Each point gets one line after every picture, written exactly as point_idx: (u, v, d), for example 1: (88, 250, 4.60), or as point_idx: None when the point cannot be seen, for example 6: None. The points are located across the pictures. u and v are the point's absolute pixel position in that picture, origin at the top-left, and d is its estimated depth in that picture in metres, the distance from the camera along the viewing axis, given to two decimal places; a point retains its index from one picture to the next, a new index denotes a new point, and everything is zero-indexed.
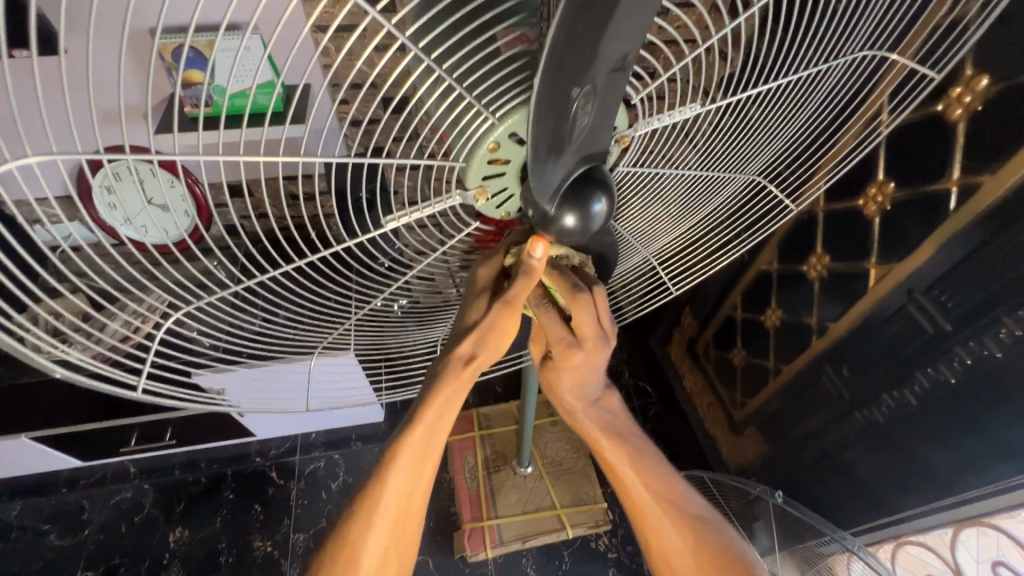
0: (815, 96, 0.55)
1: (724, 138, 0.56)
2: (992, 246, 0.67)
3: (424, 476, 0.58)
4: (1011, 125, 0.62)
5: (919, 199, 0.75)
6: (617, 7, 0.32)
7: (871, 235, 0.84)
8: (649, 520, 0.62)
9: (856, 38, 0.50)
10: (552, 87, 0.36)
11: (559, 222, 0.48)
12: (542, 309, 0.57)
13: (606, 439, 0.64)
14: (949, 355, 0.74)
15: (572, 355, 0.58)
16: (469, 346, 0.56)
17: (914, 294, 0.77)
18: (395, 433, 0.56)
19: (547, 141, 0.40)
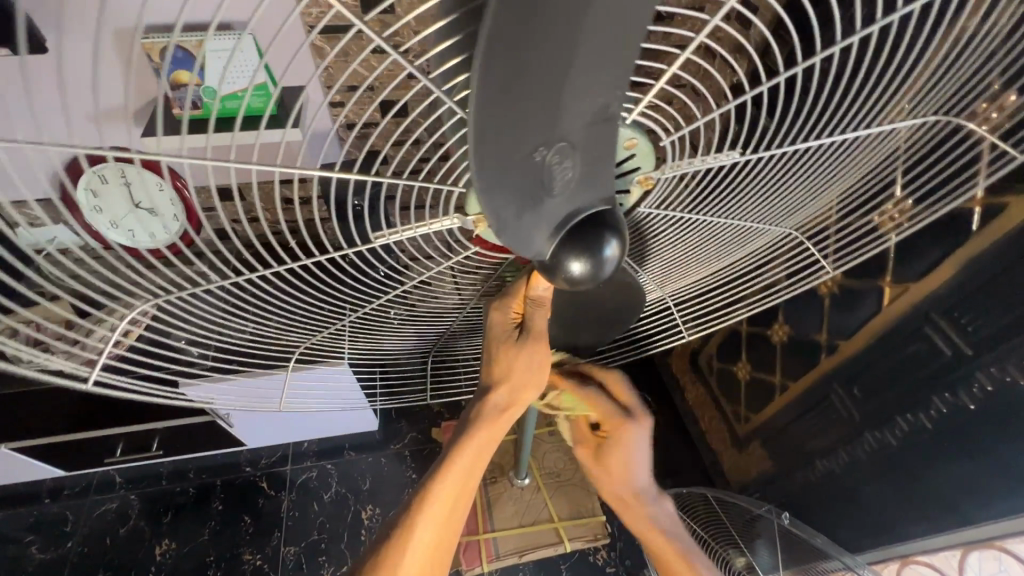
0: (866, 158, 0.53)
1: (762, 189, 0.54)
2: (1019, 268, 0.64)
3: (451, 517, 0.59)
4: None
5: (939, 218, 0.72)
6: (563, 52, 0.29)
7: (886, 253, 0.81)
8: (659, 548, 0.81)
9: (919, 104, 0.47)
10: (496, 158, 0.31)
11: (564, 271, 0.43)
12: (591, 395, 0.70)
13: (628, 493, 0.81)
14: (968, 380, 0.72)
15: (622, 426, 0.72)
16: (498, 393, 0.59)
17: (932, 316, 0.75)
18: (424, 478, 0.58)
19: (520, 207, 0.36)
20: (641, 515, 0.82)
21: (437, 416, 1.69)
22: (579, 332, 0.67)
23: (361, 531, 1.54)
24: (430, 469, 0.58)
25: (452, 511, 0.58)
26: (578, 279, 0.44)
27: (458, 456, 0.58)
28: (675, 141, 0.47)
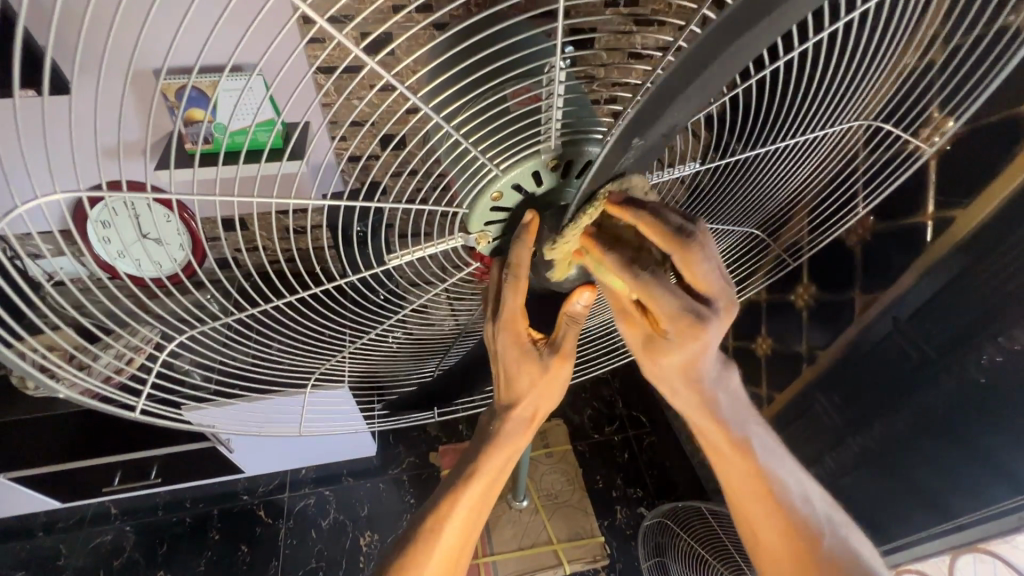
0: (811, 160, 0.59)
1: (724, 192, 0.61)
2: (971, 274, 0.70)
3: (489, 490, 0.62)
4: (978, 164, 0.66)
5: (899, 232, 0.79)
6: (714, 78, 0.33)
7: (855, 266, 0.87)
8: (750, 501, 0.63)
9: (850, 109, 0.53)
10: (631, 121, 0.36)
11: (561, 270, 0.53)
12: (647, 284, 0.44)
13: (719, 433, 0.61)
14: (936, 382, 0.77)
15: (699, 334, 0.47)
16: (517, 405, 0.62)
17: (900, 323, 0.81)
18: (451, 484, 0.61)
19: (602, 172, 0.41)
20: (740, 462, 0.62)
21: (434, 440, 1.71)
22: None
23: (360, 558, 1.53)
24: (464, 463, 0.63)
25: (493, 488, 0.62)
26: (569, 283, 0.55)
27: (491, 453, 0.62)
28: None
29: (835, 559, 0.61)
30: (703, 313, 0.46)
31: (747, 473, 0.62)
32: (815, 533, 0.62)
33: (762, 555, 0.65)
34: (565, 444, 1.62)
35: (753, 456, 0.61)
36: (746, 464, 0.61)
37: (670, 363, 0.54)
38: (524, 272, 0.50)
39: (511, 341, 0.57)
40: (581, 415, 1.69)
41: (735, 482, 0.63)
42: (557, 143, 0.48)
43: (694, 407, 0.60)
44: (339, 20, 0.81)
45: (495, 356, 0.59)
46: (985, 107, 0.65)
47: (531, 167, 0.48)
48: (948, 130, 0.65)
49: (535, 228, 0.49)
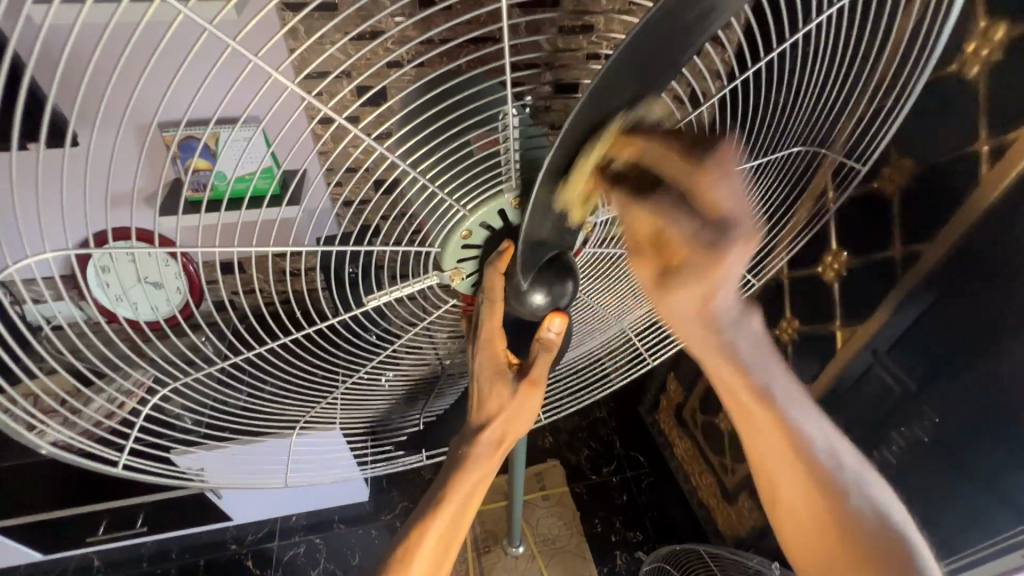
0: (762, 182, 0.66)
1: None
2: (940, 306, 0.72)
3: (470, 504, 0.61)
4: (938, 201, 0.70)
5: (870, 266, 0.81)
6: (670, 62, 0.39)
7: (833, 300, 0.89)
8: (772, 458, 0.56)
9: (787, 135, 0.62)
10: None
11: (531, 301, 0.55)
12: (659, 202, 0.39)
13: (738, 383, 0.52)
14: (919, 414, 0.77)
15: (715, 262, 0.40)
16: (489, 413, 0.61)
17: (879, 355, 0.82)
18: (417, 517, 0.59)
19: (627, 90, 0.40)
20: (778, 428, 0.54)
21: (428, 484, 1.67)
22: None
23: None
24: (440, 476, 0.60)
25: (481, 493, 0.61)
26: (543, 313, 0.58)
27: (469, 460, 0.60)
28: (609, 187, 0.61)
29: (880, 529, 0.54)
30: (727, 233, 0.39)
31: (768, 421, 0.54)
32: (849, 489, 0.55)
33: (780, 512, 0.59)
34: (562, 486, 1.58)
35: (774, 405, 0.53)
36: (768, 415, 0.54)
37: (684, 307, 0.44)
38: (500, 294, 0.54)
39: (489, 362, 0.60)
40: (578, 455, 1.66)
41: (758, 432, 0.55)
42: (518, 183, 0.51)
43: (707, 352, 0.50)
44: (335, 77, 0.87)
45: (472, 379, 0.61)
46: (937, 149, 0.69)
47: (495, 207, 0.52)
48: (909, 168, 0.73)
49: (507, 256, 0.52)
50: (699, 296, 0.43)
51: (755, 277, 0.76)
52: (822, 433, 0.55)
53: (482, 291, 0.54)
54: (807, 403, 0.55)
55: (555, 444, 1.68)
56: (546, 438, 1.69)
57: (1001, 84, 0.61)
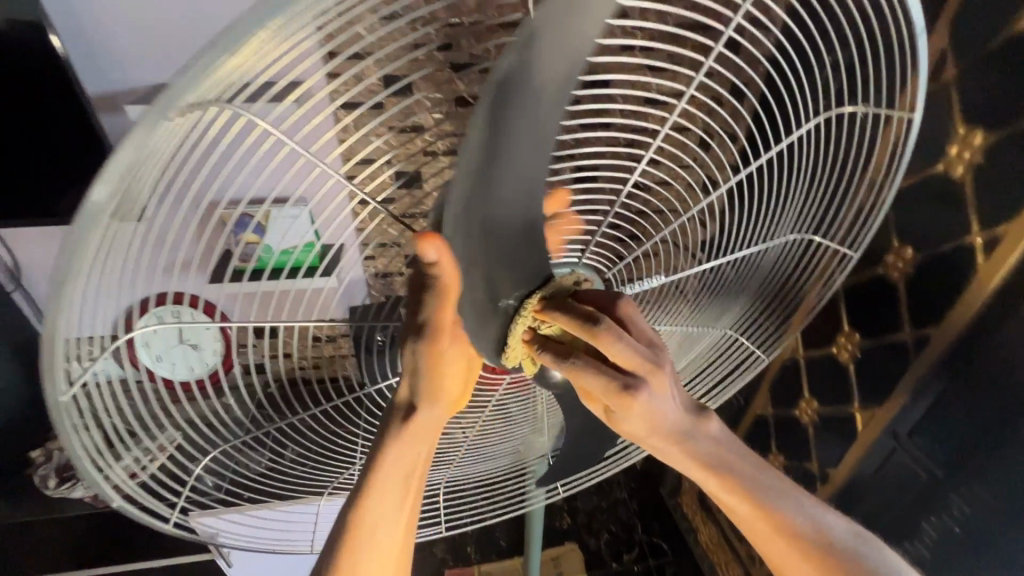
0: (763, 263, 0.74)
1: (694, 300, 0.74)
2: (955, 390, 0.73)
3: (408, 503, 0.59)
4: (940, 287, 0.73)
5: (883, 348, 0.83)
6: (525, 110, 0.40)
7: (850, 382, 0.90)
8: (776, 552, 0.56)
9: (783, 224, 0.70)
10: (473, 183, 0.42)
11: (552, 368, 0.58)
12: (576, 366, 0.50)
13: (717, 476, 0.54)
14: (947, 503, 0.76)
15: (632, 401, 0.49)
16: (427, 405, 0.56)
17: (900, 439, 0.81)
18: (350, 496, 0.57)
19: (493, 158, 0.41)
20: (763, 521, 0.55)
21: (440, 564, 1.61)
22: (568, 456, 0.72)
23: None
24: (364, 459, 0.57)
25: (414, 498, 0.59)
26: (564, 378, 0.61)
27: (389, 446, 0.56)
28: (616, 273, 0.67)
29: None
30: (634, 376, 0.49)
31: (766, 525, 0.55)
32: (861, 571, 0.54)
33: None
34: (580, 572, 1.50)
35: (762, 502, 0.54)
36: (751, 508, 0.54)
37: (642, 433, 0.53)
38: (453, 284, 0.46)
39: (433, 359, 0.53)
40: (598, 539, 1.58)
41: (755, 530, 0.56)
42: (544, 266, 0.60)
43: (686, 466, 0.54)
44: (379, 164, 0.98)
45: (409, 373, 0.55)
46: (934, 239, 0.74)
47: None
48: (909, 255, 0.78)
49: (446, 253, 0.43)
50: (632, 421, 0.51)
51: (762, 352, 0.80)
52: (810, 516, 0.55)
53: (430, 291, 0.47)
54: (796, 492, 0.56)
55: (573, 525, 1.61)
56: (564, 519, 1.62)
57: (985, 184, 0.67)
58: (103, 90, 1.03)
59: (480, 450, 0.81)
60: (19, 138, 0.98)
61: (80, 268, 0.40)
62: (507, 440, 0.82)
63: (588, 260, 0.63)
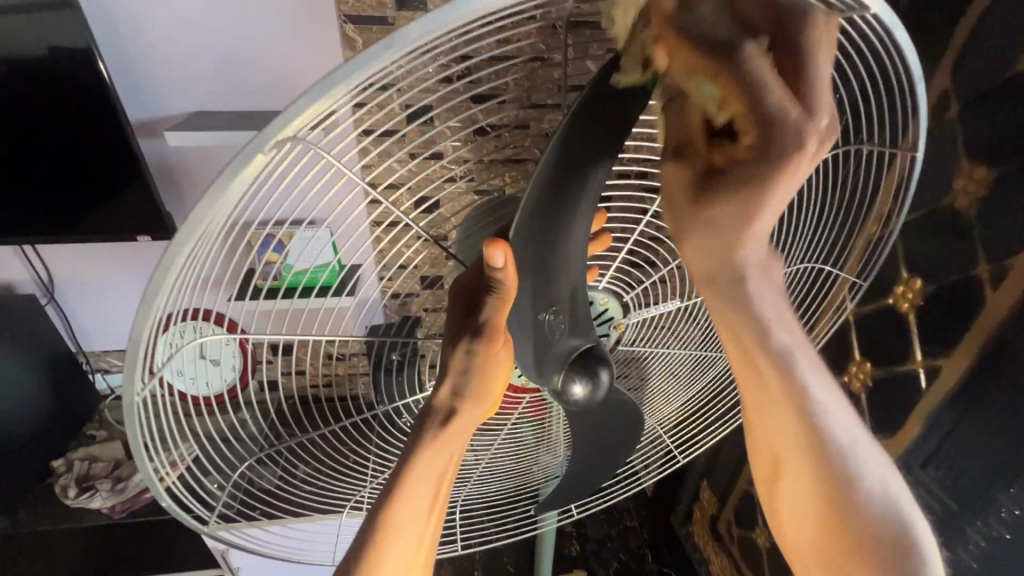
0: (774, 290, 0.75)
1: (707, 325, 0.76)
2: (968, 421, 0.73)
3: (435, 516, 0.55)
4: (950, 318, 0.74)
5: (895, 378, 0.83)
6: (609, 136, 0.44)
7: (863, 412, 0.90)
8: (784, 437, 0.56)
9: (793, 253, 0.72)
10: (556, 186, 0.45)
11: (568, 392, 0.56)
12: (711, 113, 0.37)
13: (756, 338, 0.54)
14: (963, 537, 0.74)
15: (775, 177, 0.38)
16: (467, 407, 0.53)
17: (914, 470, 0.80)
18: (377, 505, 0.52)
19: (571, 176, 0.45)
20: (782, 392, 0.55)
21: None
22: (579, 481, 0.72)
23: None
24: (394, 465, 0.53)
25: (441, 505, 0.55)
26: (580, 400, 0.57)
27: (421, 452, 0.52)
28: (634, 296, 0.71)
29: (885, 529, 0.55)
30: (764, 154, 0.38)
31: (778, 386, 0.55)
32: (839, 449, 0.56)
33: (783, 499, 0.60)
34: None
35: (780, 363, 0.54)
36: (776, 380, 0.54)
37: (711, 241, 0.47)
38: (513, 290, 0.47)
39: (485, 360, 0.52)
40: (607, 568, 1.56)
41: (769, 412, 0.56)
42: None
43: (731, 309, 0.52)
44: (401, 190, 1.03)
45: (453, 371, 0.53)
46: (943, 271, 0.75)
47: None
48: (919, 286, 0.79)
49: (511, 259, 0.45)
50: (727, 210, 0.43)
51: None
52: (829, 407, 0.56)
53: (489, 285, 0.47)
54: (816, 363, 0.56)
55: (582, 553, 1.58)
56: (573, 545, 1.60)
57: (991, 218, 0.68)
58: (144, 117, 1.09)
59: (493, 470, 0.82)
60: (66, 161, 1.05)
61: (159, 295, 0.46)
62: (520, 462, 0.83)
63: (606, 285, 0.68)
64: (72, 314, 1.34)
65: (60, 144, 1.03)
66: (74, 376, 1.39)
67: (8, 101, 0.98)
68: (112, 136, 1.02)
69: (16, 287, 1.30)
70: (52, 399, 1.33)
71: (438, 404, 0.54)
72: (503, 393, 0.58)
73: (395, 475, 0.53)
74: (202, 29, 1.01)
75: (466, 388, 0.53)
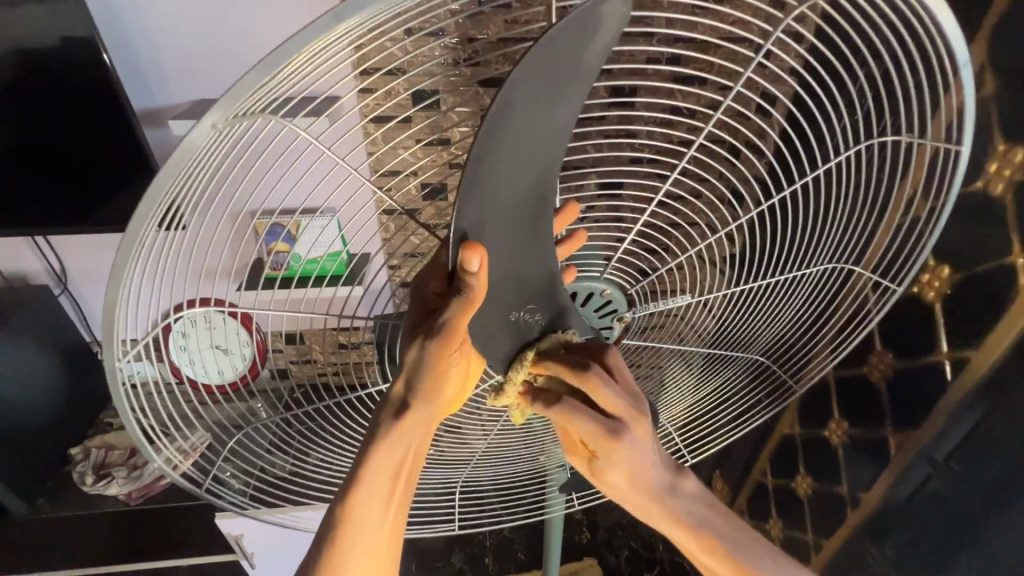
0: (801, 291, 0.70)
1: (730, 318, 0.72)
2: (992, 417, 0.70)
3: (395, 509, 0.53)
4: (977, 308, 0.71)
5: (918, 369, 0.81)
6: (552, 97, 0.39)
7: (882, 404, 0.88)
8: None
9: (820, 254, 0.67)
10: (496, 149, 0.38)
11: None
12: (566, 412, 0.50)
13: (672, 524, 0.52)
14: (987, 534, 0.72)
15: (616, 448, 0.49)
16: (419, 405, 0.51)
17: (936, 464, 0.78)
18: (340, 496, 0.52)
19: (502, 142, 0.38)
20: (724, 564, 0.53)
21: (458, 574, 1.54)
22: None
23: None
24: (356, 455, 0.52)
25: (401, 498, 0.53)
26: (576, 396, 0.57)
27: (379, 444, 0.51)
28: (640, 290, 0.68)
29: None
30: (621, 421, 0.49)
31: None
32: None
33: None
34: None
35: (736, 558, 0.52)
36: (714, 551, 0.52)
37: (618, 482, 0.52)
38: (480, 293, 0.44)
39: (439, 364, 0.50)
40: (618, 556, 1.56)
41: None
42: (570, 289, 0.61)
43: (655, 517, 0.53)
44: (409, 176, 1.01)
45: (401, 372, 0.51)
46: (972, 258, 0.72)
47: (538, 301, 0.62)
48: (946, 274, 0.76)
49: (488, 264, 0.42)
50: (620, 473, 0.51)
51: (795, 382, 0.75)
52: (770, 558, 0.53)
53: (461, 293, 0.44)
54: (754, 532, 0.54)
55: (593, 539, 1.59)
56: (583, 532, 1.60)
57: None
58: (148, 105, 1.08)
59: (498, 460, 0.81)
60: (71, 150, 1.04)
61: (124, 275, 0.43)
62: (530, 450, 0.82)
63: (610, 275, 0.65)
64: (85, 305, 1.35)
65: (67, 134, 1.02)
66: (88, 365, 1.41)
67: (12, 90, 0.97)
68: (115, 124, 1.01)
69: (28, 278, 1.31)
70: (67, 389, 1.34)
71: (393, 397, 0.52)
72: (460, 388, 0.56)
73: (354, 470, 0.52)
74: (205, 16, 1.00)
75: (419, 386, 0.51)
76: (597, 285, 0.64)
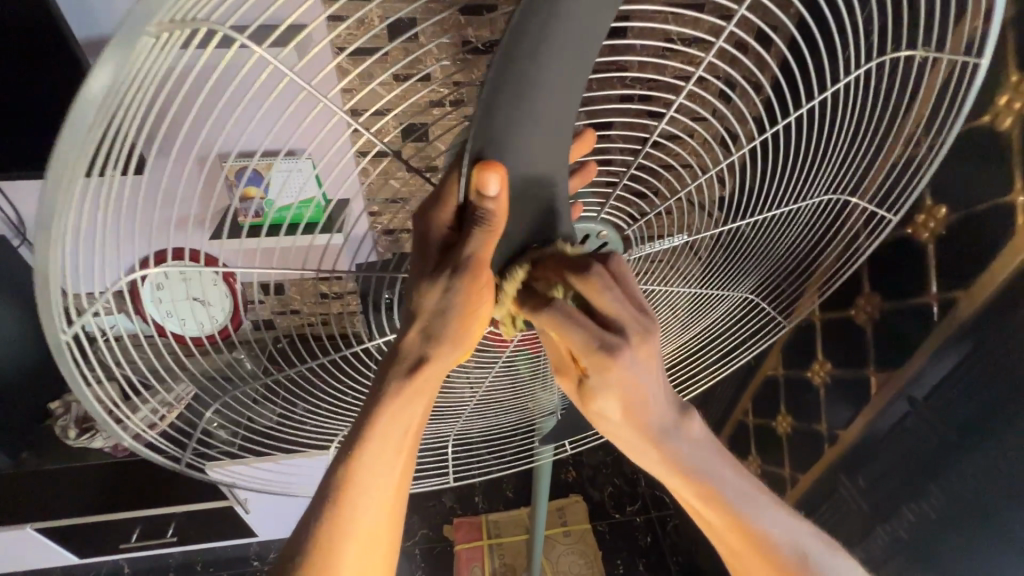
0: (794, 225, 0.67)
1: (724, 258, 0.69)
2: (975, 356, 0.71)
3: (402, 471, 0.53)
4: (970, 249, 0.70)
5: (906, 310, 0.81)
6: (578, 26, 0.35)
7: (867, 345, 0.89)
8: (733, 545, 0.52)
9: (817, 185, 0.63)
10: (510, 84, 0.36)
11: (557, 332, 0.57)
12: (552, 316, 0.44)
13: (664, 467, 0.50)
14: (958, 465, 0.75)
15: (608, 365, 0.44)
16: (440, 352, 0.48)
17: (915, 403, 0.80)
18: (349, 447, 0.51)
19: (517, 77, 0.36)
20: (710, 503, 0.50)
21: (449, 512, 1.60)
22: None
23: None
24: (364, 407, 0.50)
25: (408, 455, 0.52)
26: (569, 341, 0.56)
27: (388, 399, 0.49)
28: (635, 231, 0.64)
29: None
30: (616, 333, 0.44)
31: (728, 531, 0.52)
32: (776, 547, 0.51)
33: None
34: (584, 522, 1.53)
35: (738, 512, 0.50)
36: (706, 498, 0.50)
37: (609, 411, 0.48)
38: (503, 220, 0.42)
39: (467, 300, 0.46)
40: (602, 492, 1.62)
41: (706, 518, 0.52)
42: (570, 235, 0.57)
43: (650, 458, 0.50)
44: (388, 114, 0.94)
45: (416, 318, 0.48)
46: (971, 197, 0.70)
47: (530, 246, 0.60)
48: (943, 215, 0.74)
49: (506, 183, 0.40)
50: (611, 398, 0.47)
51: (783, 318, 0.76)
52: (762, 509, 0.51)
53: (483, 217, 0.41)
54: (750, 483, 0.52)
55: (578, 478, 1.65)
56: (569, 471, 1.66)
57: None
58: (92, 35, 0.97)
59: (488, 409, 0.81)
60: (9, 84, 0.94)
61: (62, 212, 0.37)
62: (519, 397, 0.82)
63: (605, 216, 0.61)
64: None
65: (6, 68, 0.92)
66: None
67: None
68: (56, 55, 0.91)
69: None
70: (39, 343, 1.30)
71: (408, 350, 0.49)
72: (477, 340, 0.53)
73: (363, 422, 0.50)
74: None
75: (442, 332, 0.47)
76: (594, 227, 0.59)
